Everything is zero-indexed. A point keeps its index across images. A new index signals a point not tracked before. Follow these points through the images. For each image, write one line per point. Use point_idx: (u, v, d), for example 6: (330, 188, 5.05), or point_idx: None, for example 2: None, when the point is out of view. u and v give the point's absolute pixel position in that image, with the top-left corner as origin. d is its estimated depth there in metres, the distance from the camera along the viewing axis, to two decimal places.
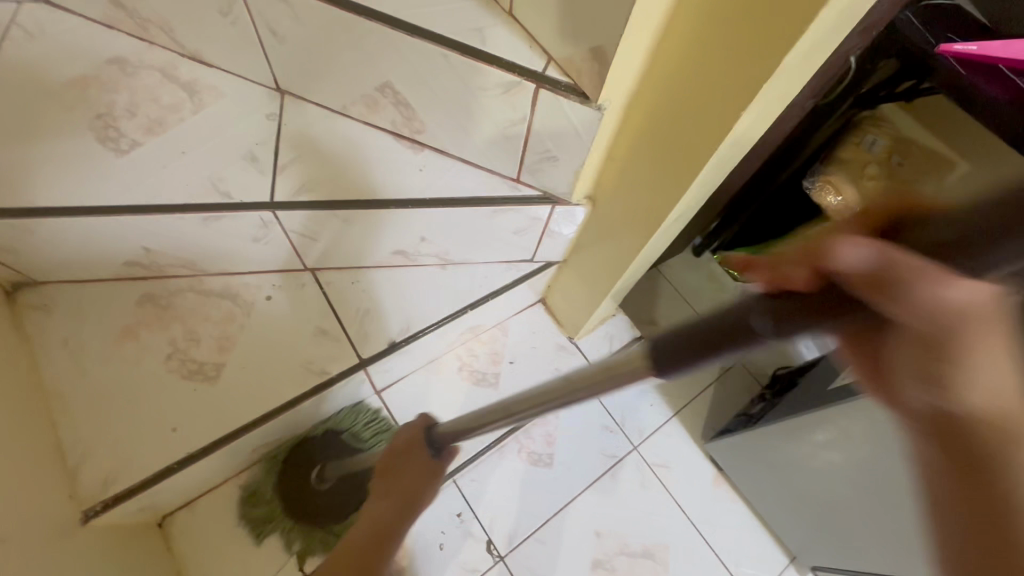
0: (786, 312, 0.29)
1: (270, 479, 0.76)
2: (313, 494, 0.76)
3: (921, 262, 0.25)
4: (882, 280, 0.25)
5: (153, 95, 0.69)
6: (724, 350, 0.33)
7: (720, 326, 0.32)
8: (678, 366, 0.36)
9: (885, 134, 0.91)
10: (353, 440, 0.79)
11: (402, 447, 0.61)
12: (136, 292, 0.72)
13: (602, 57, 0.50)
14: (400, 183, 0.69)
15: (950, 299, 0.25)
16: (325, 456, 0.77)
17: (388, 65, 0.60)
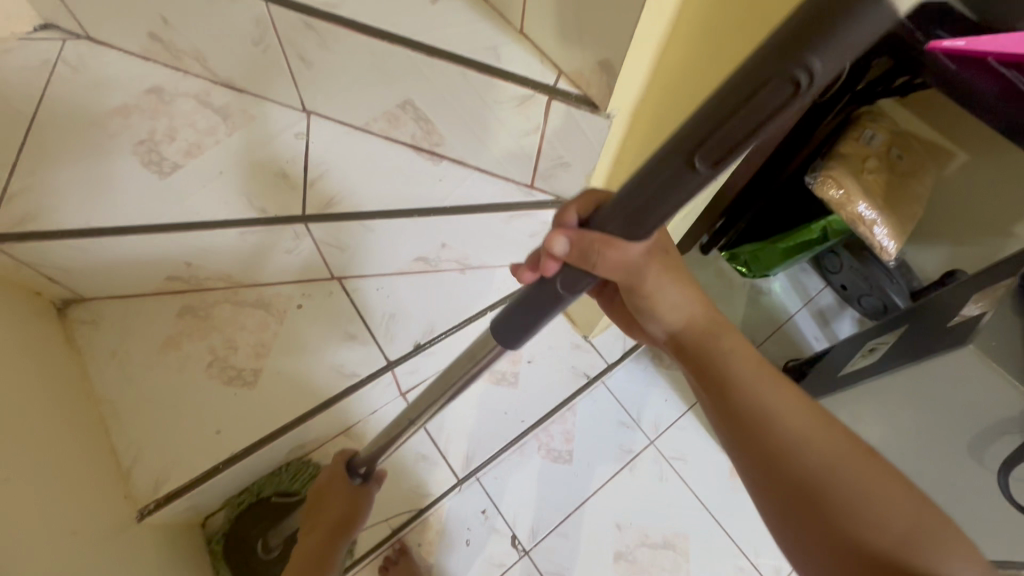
0: (560, 285, 0.39)
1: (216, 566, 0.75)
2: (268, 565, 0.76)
3: (592, 238, 0.35)
4: (582, 253, 0.36)
5: (190, 120, 0.74)
6: (539, 318, 0.42)
7: (529, 304, 0.41)
8: (517, 338, 0.45)
9: (883, 129, 0.95)
10: (287, 501, 0.78)
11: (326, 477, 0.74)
12: (177, 304, 0.76)
13: (609, 69, 0.54)
14: (422, 194, 0.74)
15: (625, 258, 0.35)
16: (261, 530, 0.77)
17: (409, 84, 0.65)
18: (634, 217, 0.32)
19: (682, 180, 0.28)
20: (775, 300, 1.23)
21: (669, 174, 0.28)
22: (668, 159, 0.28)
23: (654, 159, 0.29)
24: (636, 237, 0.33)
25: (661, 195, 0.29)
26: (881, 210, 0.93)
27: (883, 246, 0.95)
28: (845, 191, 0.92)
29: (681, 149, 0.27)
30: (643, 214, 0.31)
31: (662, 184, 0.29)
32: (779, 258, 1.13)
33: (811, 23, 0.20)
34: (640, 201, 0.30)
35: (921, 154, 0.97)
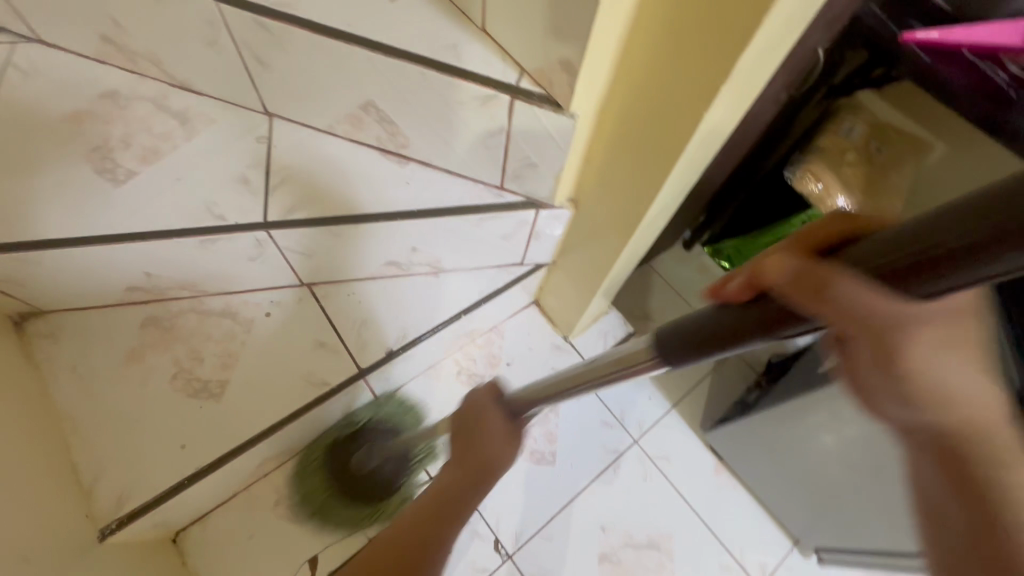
0: (749, 324, 0.33)
1: (313, 473, 0.80)
2: (366, 475, 0.80)
3: (833, 275, 0.29)
4: (806, 291, 0.30)
5: (147, 125, 0.72)
6: (715, 348, 0.36)
7: (713, 332, 0.36)
8: (681, 357, 0.39)
9: (861, 120, 0.95)
10: (398, 421, 0.83)
11: (469, 416, 0.57)
12: (139, 316, 0.74)
13: (571, 68, 0.52)
14: (391, 197, 0.71)
15: (870, 308, 0.28)
16: (368, 442, 0.80)
17: (369, 85, 0.63)
18: (912, 272, 0.25)
19: (987, 255, 0.22)
20: None
21: (971, 241, 0.22)
22: (974, 223, 0.22)
23: (967, 212, 0.23)
24: (913, 297, 0.26)
25: (951, 263, 0.24)
26: (861, 203, 0.92)
27: None
28: (824, 186, 0.94)
29: (983, 220, 0.22)
30: (923, 276, 0.25)
31: (937, 255, 0.24)
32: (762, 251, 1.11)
33: None
34: (932, 258, 0.24)
35: (898, 145, 0.94)
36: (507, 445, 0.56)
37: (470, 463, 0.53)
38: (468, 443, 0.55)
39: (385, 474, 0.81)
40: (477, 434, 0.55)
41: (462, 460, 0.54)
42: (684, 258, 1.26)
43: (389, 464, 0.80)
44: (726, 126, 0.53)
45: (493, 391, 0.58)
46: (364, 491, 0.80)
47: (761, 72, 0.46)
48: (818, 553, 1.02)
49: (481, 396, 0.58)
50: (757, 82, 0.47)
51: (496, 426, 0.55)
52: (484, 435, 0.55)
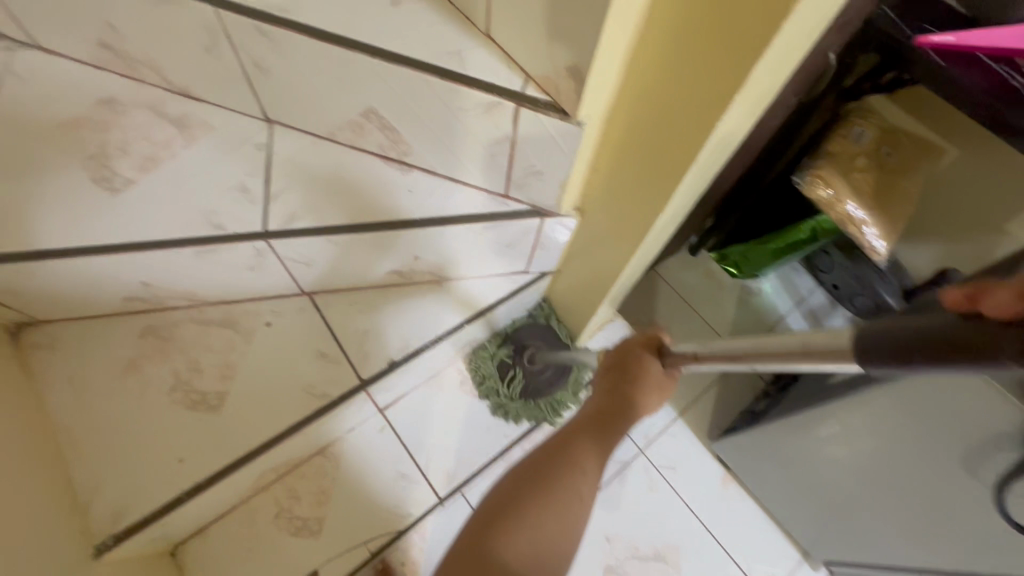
0: (987, 344, 0.25)
1: (485, 357, 0.89)
2: (528, 373, 0.89)
3: None
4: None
5: (145, 132, 0.70)
6: (927, 364, 0.28)
7: (935, 340, 0.27)
8: (885, 364, 0.31)
9: (872, 125, 0.93)
10: (558, 331, 0.91)
11: (622, 355, 0.64)
12: (138, 326, 0.73)
13: (578, 74, 0.51)
14: (392, 204, 0.69)
15: None
16: (531, 344, 0.90)
17: (372, 92, 0.61)
18: None
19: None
20: (764, 303, 1.21)
21: None
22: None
23: None
24: None
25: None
26: (870, 210, 0.92)
27: (873, 246, 0.94)
28: (834, 191, 0.92)
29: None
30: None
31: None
32: (769, 257, 1.09)
33: None
34: None
35: (910, 150, 0.94)
36: (656, 392, 0.63)
37: (616, 403, 0.61)
38: (618, 384, 0.62)
39: (543, 378, 0.89)
40: (632, 368, 0.62)
41: (613, 391, 0.62)
42: (691, 263, 1.25)
43: (551, 370, 0.89)
44: (738, 134, 0.51)
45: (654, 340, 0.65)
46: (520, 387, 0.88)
47: (776, 79, 0.45)
48: (829, 566, 1.00)
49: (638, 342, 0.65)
50: (771, 90, 0.46)
51: (648, 375, 0.61)
52: (632, 381, 0.62)
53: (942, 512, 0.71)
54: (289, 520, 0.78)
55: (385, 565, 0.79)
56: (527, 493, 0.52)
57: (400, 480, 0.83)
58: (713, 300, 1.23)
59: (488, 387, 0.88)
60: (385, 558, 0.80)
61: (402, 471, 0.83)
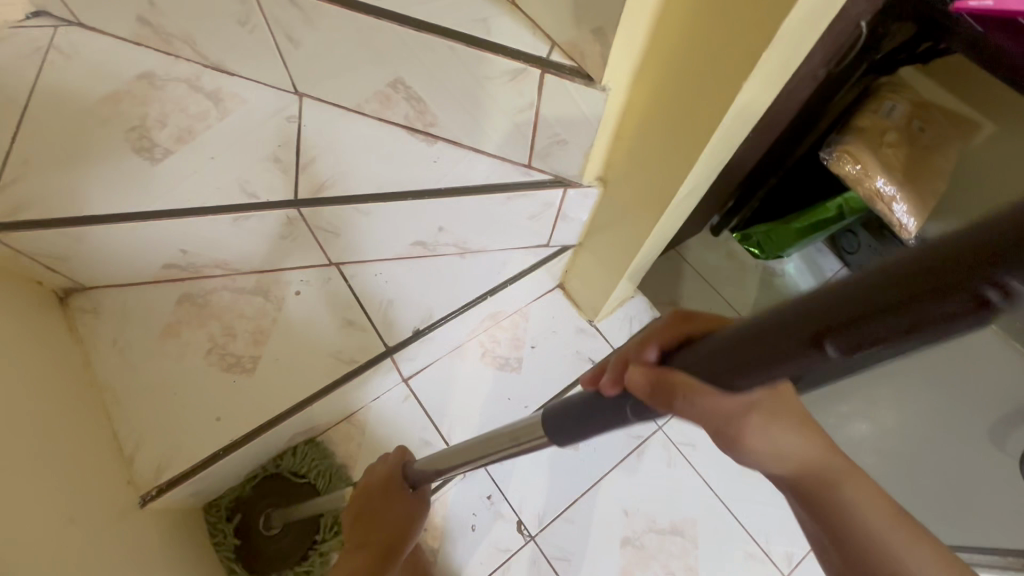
0: (630, 406, 0.35)
1: (217, 526, 0.77)
2: (268, 539, 0.78)
3: (678, 382, 0.30)
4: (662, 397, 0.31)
5: (182, 105, 0.73)
6: (603, 424, 0.39)
7: (595, 414, 0.38)
8: (571, 436, 0.41)
9: (905, 99, 0.92)
10: (295, 479, 0.81)
11: (374, 492, 0.62)
12: (175, 292, 0.76)
13: (604, 38, 0.51)
14: (416, 174, 0.71)
15: (710, 405, 0.30)
16: (265, 507, 0.78)
17: (398, 62, 0.63)
18: (739, 371, 0.27)
19: (951, 323, 0.18)
20: (788, 283, 1.19)
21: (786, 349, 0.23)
22: (776, 341, 0.24)
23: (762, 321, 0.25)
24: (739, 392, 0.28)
25: (753, 371, 0.26)
26: (900, 186, 0.90)
27: (902, 224, 0.92)
28: (862, 167, 0.90)
29: (790, 336, 0.23)
30: (744, 373, 0.26)
31: (762, 357, 0.25)
32: (794, 237, 1.09)
33: (930, 261, 0.18)
34: (750, 360, 0.25)
35: (944, 126, 0.92)
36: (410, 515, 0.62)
37: (376, 539, 0.60)
38: (371, 517, 0.61)
39: (287, 538, 0.79)
40: (384, 505, 0.61)
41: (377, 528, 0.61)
42: (713, 243, 1.23)
43: (295, 526, 0.79)
44: (765, 97, 0.51)
45: (397, 467, 0.63)
46: (264, 557, 0.77)
47: (806, 38, 0.44)
48: None
49: (388, 466, 0.64)
50: (799, 50, 0.45)
51: (398, 499, 0.62)
52: (383, 511, 0.61)
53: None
54: (317, 483, 0.80)
55: None
56: None
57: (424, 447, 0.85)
58: (735, 281, 1.20)
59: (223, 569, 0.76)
60: None
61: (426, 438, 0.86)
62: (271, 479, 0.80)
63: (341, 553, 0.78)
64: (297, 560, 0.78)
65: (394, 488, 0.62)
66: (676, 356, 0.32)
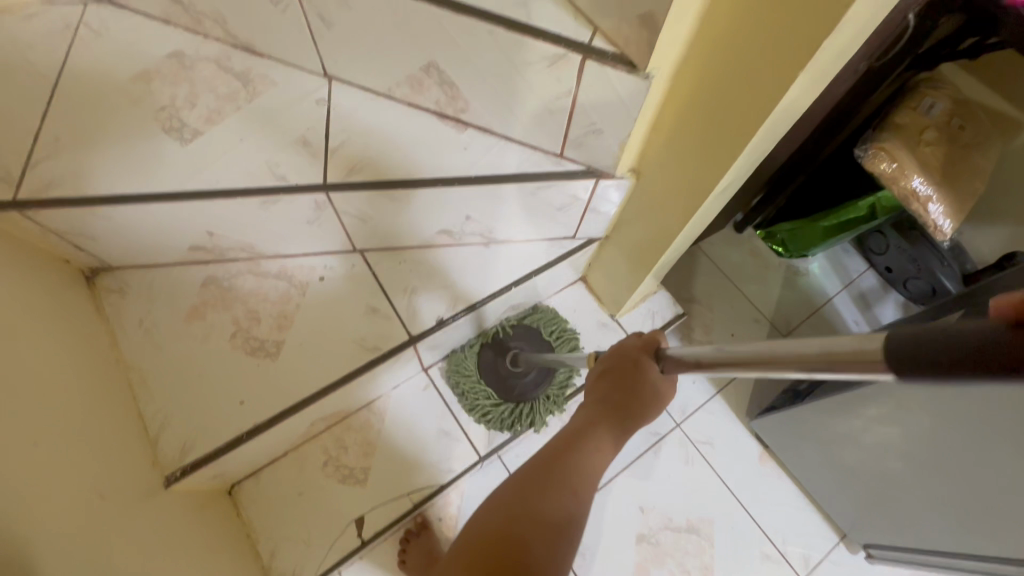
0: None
1: (464, 352, 0.88)
2: (507, 376, 0.87)
3: None
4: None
5: (211, 86, 0.72)
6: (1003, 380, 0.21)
7: (959, 351, 0.22)
8: (912, 369, 0.25)
9: (945, 95, 0.88)
10: (539, 336, 0.90)
11: (622, 364, 0.53)
12: (201, 275, 0.76)
13: (651, 23, 0.49)
14: (445, 160, 0.70)
15: None
16: (513, 347, 0.88)
17: (433, 46, 0.61)
18: None
19: None
20: (812, 283, 1.17)
21: None
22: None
23: None
24: None
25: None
26: (936, 185, 0.87)
27: (937, 225, 0.90)
28: (898, 165, 0.87)
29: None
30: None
31: None
32: (821, 237, 1.05)
33: None
34: None
35: (982, 124, 0.89)
36: (651, 400, 0.52)
37: (611, 404, 0.51)
38: (615, 383, 0.52)
39: (528, 380, 0.87)
40: (629, 378, 0.52)
41: (618, 397, 0.52)
42: (735, 241, 1.21)
43: (534, 375, 0.87)
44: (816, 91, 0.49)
45: (652, 343, 0.53)
46: (504, 390, 0.86)
47: (867, 29, 0.42)
48: (868, 550, 0.98)
49: (635, 348, 0.54)
50: (857, 43, 0.43)
51: (644, 376, 0.52)
52: (627, 382, 0.52)
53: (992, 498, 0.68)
54: (337, 468, 0.81)
55: (423, 518, 0.82)
56: (526, 504, 0.44)
57: (442, 437, 0.85)
58: (757, 280, 1.18)
59: (467, 386, 0.86)
60: (423, 512, 0.83)
61: (444, 428, 0.86)
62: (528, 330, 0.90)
63: (359, 540, 0.79)
64: (314, 544, 0.78)
65: (641, 363, 0.52)
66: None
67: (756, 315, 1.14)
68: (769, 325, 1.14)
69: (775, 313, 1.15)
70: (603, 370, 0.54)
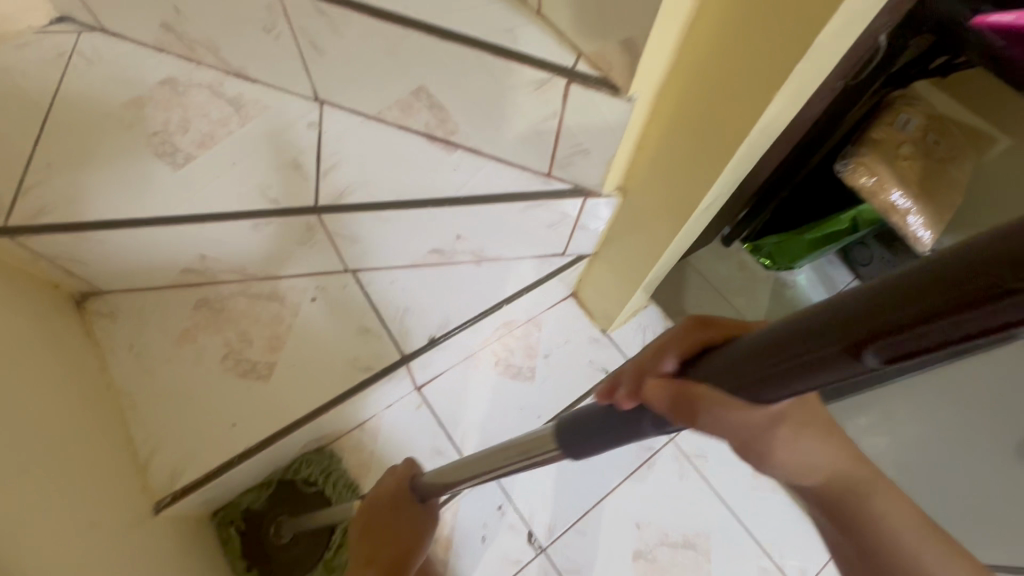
0: (645, 418, 0.35)
1: (230, 517, 0.77)
2: (276, 546, 0.78)
3: (700, 397, 0.30)
4: (683, 406, 0.31)
5: (203, 111, 0.73)
6: (627, 438, 0.38)
7: (603, 429, 0.38)
8: (580, 450, 0.40)
9: (918, 112, 0.91)
10: (306, 483, 0.81)
11: (382, 508, 0.56)
12: (192, 298, 0.76)
13: (633, 48, 0.51)
14: (436, 182, 0.71)
15: (749, 416, 0.29)
16: (276, 513, 0.79)
17: (423, 71, 0.63)
18: (764, 380, 0.26)
19: (815, 370, 0.24)
20: (799, 295, 1.18)
21: (808, 358, 0.24)
22: (802, 346, 0.24)
23: (787, 331, 0.25)
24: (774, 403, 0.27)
25: (781, 380, 0.26)
26: (916, 199, 0.90)
27: (919, 236, 0.92)
28: (878, 178, 0.91)
29: (841, 334, 0.22)
30: (771, 387, 0.26)
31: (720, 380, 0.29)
32: (805, 250, 1.09)
33: (986, 244, 0.17)
34: (772, 370, 0.26)
35: (959, 140, 0.92)
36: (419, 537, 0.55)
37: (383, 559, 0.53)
38: (380, 535, 0.54)
39: (294, 548, 0.79)
40: (393, 518, 0.55)
41: (389, 551, 0.53)
42: (723, 253, 1.23)
43: (307, 537, 0.79)
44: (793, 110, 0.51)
45: (403, 478, 0.58)
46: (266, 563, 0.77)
47: (839, 55, 0.44)
48: None
49: (392, 484, 0.58)
50: (830, 66, 0.45)
51: (405, 512, 0.56)
52: (394, 527, 0.55)
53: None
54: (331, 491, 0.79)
55: None
56: None
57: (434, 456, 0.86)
58: (744, 292, 1.21)
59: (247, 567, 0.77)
60: None
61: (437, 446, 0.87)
62: (290, 484, 0.80)
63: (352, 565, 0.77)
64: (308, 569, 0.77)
65: (404, 503, 0.56)
66: (700, 366, 0.31)
67: None
68: None
69: None
70: (362, 526, 0.55)
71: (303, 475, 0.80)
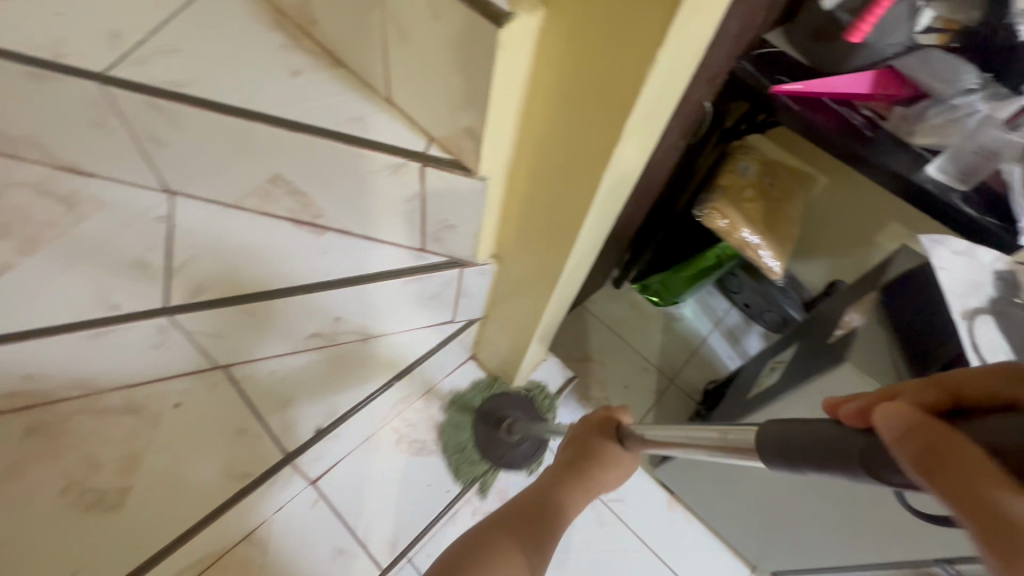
0: (876, 455, 0.26)
1: (464, 421, 0.87)
2: (504, 446, 0.86)
3: (957, 445, 0.22)
4: (919, 457, 0.23)
5: (26, 213, 0.66)
6: (827, 469, 0.29)
7: (802, 449, 0.31)
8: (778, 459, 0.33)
9: (752, 159, 1.04)
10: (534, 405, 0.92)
11: (587, 432, 0.58)
12: (24, 423, 0.65)
13: (475, 134, 0.53)
14: (305, 268, 0.69)
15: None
16: (508, 414, 0.87)
17: (277, 160, 0.62)
18: None
19: None
20: (687, 327, 1.25)
21: None
22: None
23: None
24: None
25: None
26: (763, 235, 1.01)
27: (771, 266, 1.03)
28: (730, 221, 1.00)
29: None
30: None
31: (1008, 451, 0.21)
32: (686, 284, 1.17)
33: None
34: None
35: (787, 179, 1.05)
36: (616, 471, 0.57)
37: (580, 469, 0.55)
38: (581, 449, 0.57)
39: (520, 449, 0.86)
40: (601, 443, 0.57)
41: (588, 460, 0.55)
42: (616, 295, 1.27)
43: (530, 440, 0.87)
44: (627, 181, 0.55)
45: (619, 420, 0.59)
46: (497, 458, 0.85)
47: (650, 134, 0.49)
48: None
49: (598, 421, 0.59)
50: (646, 143, 0.50)
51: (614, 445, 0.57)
52: (595, 447, 0.56)
53: (876, 506, 0.72)
54: None
55: None
56: None
57: (339, 557, 0.76)
58: (640, 330, 1.24)
59: (458, 457, 0.84)
60: None
61: (340, 546, 0.77)
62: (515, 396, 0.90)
63: None
64: None
65: (603, 436, 0.57)
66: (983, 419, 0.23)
67: (644, 363, 1.20)
68: (657, 372, 1.19)
69: (661, 360, 1.21)
70: (568, 440, 0.59)
71: (484, 403, 0.89)
